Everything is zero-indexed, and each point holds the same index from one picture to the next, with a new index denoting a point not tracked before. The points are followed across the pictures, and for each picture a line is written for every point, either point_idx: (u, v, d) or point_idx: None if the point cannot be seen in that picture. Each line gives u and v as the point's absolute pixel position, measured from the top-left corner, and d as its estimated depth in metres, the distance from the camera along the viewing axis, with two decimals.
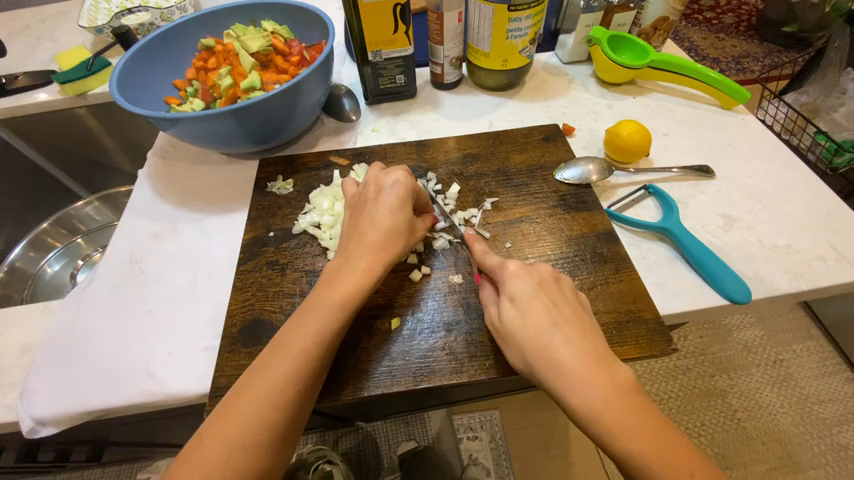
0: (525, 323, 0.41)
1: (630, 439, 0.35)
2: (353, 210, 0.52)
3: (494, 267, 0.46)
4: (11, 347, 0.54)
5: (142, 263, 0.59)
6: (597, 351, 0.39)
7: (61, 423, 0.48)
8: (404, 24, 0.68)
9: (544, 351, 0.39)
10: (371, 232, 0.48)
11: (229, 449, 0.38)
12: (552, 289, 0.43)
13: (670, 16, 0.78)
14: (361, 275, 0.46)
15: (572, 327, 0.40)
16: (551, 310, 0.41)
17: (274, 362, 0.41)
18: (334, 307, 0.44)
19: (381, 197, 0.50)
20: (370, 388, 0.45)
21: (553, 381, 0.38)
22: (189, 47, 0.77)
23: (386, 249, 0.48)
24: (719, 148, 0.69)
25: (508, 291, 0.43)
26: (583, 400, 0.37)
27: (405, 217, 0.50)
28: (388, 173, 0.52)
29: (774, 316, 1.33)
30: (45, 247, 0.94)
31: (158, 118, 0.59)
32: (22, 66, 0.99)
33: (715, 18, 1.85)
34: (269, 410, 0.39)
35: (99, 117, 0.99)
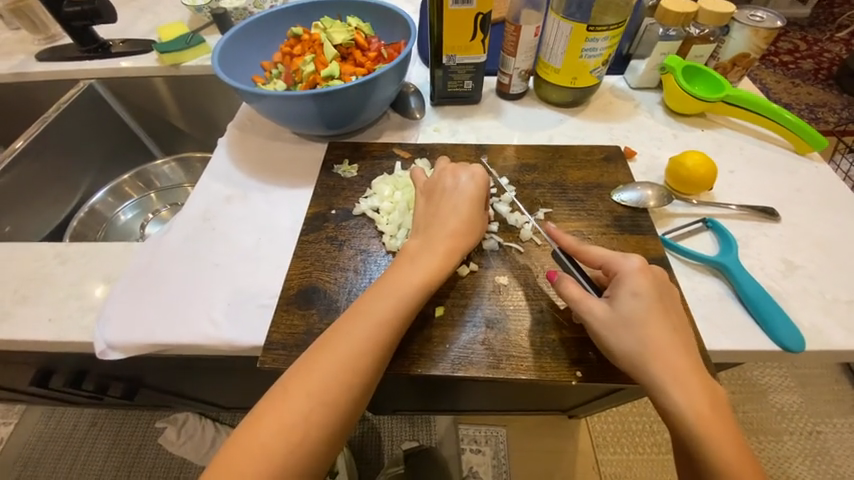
0: (645, 321, 0.43)
1: (725, 451, 0.38)
2: (428, 197, 0.57)
3: (611, 258, 0.48)
4: (95, 275, 0.61)
5: (214, 221, 0.65)
6: (699, 365, 0.42)
7: (127, 350, 0.53)
8: (482, 33, 0.71)
9: (662, 352, 0.42)
10: (447, 218, 0.53)
11: (311, 403, 0.41)
12: (668, 299, 0.46)
13: (752, 53, 0.76)
14: (431, 257, 0.50)
15: (682, 337, 0.44)
16: (669, 320, 0.44)
17: (357, 326, 0.45)
18: (402, 287, 0.48)
19: (458, 188, 0.55)
20: (435, 362, 0.48)
21: (662, 381, 0.41)
22: (279, 33, 0.83)
23: (463, 238, 0.52)
24: (787, 193, 0.67)
25: (630, 286, 0.45)
26: (690, 405, 0.40)
27: (477, 210, 0.54)
28: (465, 168, 0.57)
29: (815, 384, 1.24)
30: (122, 196, 1.04)
31: (250, 92, 0.65)
32: (128, 33, 1.11)
33: (793, 63, 1.85)
34: (345, 374, 0.43)
35: (174, 89, 1.08)
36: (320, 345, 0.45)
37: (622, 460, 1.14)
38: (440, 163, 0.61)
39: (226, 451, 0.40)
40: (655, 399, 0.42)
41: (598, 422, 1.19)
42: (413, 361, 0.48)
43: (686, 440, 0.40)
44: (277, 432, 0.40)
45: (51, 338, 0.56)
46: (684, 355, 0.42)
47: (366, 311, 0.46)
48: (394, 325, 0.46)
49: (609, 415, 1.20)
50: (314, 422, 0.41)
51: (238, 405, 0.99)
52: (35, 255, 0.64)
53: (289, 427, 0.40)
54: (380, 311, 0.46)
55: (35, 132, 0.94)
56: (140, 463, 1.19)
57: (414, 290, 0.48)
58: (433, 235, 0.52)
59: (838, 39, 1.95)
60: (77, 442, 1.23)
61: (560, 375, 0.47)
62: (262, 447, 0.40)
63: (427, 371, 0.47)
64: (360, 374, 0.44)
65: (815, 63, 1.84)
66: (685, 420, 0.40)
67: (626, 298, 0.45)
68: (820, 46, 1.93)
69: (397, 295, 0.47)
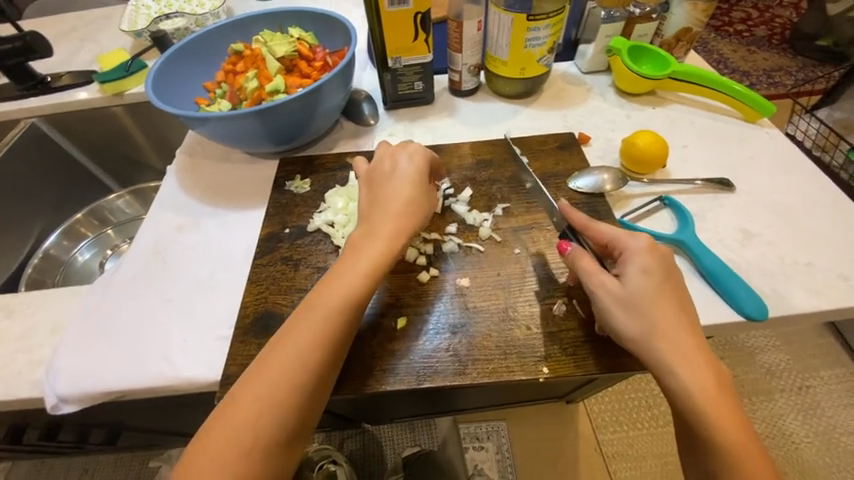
0: (654, 299, 0.43)
1: (729, 432, 0.38)
2: (370, 183, 0.55)
3: (620, 236, 0.47)
4: (42, 325, 0.58)
5: (164, 253, 0.62)
6: (706, 345, 0.42)
7: (81, 402, 0.50)
8: (424, 32, 0.70)
9: (669, 333, 0.41)
10: (388, 203, 0.51)
11: (257, 411, 0.40)
12: (676, 276, 0.45)
13: (694, 26, 0.77)
14: (372, 246, 0.48)
15: (688, 317, 0.43)
16: (676, 297, 0.43)
17: (302, 324, 0.44)
18: (344, 280, 0.46)
19: (397, 169, 0.54)
20: (399, 358, 0.48)
21: (672, 362, 0.41)
22: (219, 51, 0.80)
23: (407, 217, 0.50)
24: (741, 162, 0.67)
25: (640, 263, 0.44)
26: (698, 385, 0.40)
27: (420, 189, 0.53)
28: (404, 147, 0.57)
29: (799, 341, 1.27)
30: (77, 236, 1.00)
31: (190, 117, 0.62)
32: (67, 65, 1.06)
33: (747, 31, 1.89)
34: (290, 379, 0.41)
35: (134, 116, 1.06)
36: (267, 351, 0.43)
37: (622, 438, 1.15)
38: (380, 146, 0.59)
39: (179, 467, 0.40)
40: (663, 380, 0.41)
41: (596, 403, 1.20)
42: (377, 375, 0.47)
43: (693, 420, 0.39)
44: (223, 444, 0.39)
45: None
46: (691, 334, 0.42)
47: (311, 309, 0.45)
48: (340, 317, 0.45)
49: (605, 396, 1.22)
50: (262, 430, 0.40)
51: None
52: None
53: (234, 439, 0.40)
54: (323, 308, 0.45)
55: None
56: None
57: (357, 279, 0.46)
58: (373, 222, 0.50)
59: (787, 4, 2.00)
60: None
61: (528, 373, 0.46)
62: (212, 462, 0.39)
63: (394, 385, 0.46)
64: (307, 377, 0.42)
65: (768, 29, 1.89)
66: (694, 402, 0.39)
67: (635, 275, 0.44)
68: (771, 12, 1.97)
69: (339, 290, 0.45)
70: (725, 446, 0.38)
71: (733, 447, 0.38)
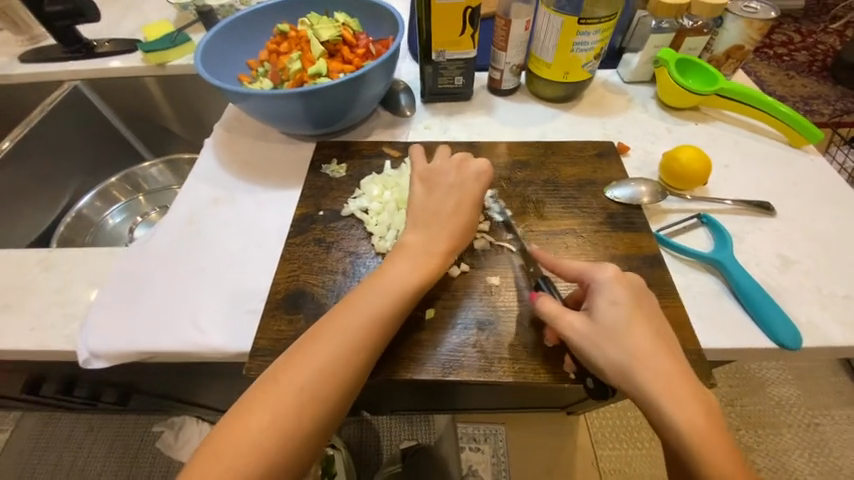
0: (627, 331, 0.41)
1: (725, 466, 0.37)
2: (424, 183, 0.56)
3: (586, 270, 0.46)
4: (78, 281, 0.60)
5: (200, 224, 0.63)
6: (689, 374, 0.41)
7: (111, 359, 0.52)
8: (472, 27, 0.69)
9: (649, 366, 0.40)
10: (444, 216, 0.53)
11: (294, 400, 0.41)
12: (645, 302, 0.44)
13: (747, 44, 0.76)
14: (425, 256, 0.50)
15: (666, 346, 0.42)
16: (651, 326, 0.42)
17: (345, 323, 0.45)
18: (392, 283, 0.47)
19: (461, 185, 0.55)
20: (430, 363, 0.47)
21: (657, 398, 0.39)
22: (265, 30, 0.81)
23: (460, 236, 0.52)
24: (783, 187, 0.66)
25: (607, 295, 0.43)
26: (685, 418, 0.38)
27: (475, 204, 0.54)
28: (472, 162, 0.57)
29: (812, 376, 1.24)
30: (111, 199, 1.03)
31: (234, 92, 0.63)
32: (112, 32, 1.08)
33: (787, 55, 1.84)
34: (331, 373, 0.43)
35: (163, 89, 1.06)
36: (306, 342, 0.44)
37: (620, 456, 1.14)
38: (439, 149, 0.61)
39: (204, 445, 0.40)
40: (649, 414, 0.39)
41: (597, 418, 1.19)
42: (402, 364, 0.47)
43: (686, 456, 0.37)
44: (257, 429, 0.40)
45: (33, 347, 0.54)
46: (672, 363, 0.40)
47: (356, 306, 0.46)
48: (387, 322, 0.46)
49: (608, 411, 1.21)
50: (296, 418, 0.41)
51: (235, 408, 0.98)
52: (18, 262, 0.63)
53: (275, 427, 0.40)
54: (368, 309, 0.46)
55: (22, 133, 0.93)
56: (138, 469, 1.18)
57: (410, 289, 0.48)
58: (429, 231, 0.52)
59: (832, 30, 1.94)
60: (74, 446, 1.21)
61: (555, 377, 0.46)
62: (242, 445, 0.39)
63: (418, 375, 0.46)
64: (349, 374, 0.43)
65: (809, 55, 1.83)
66: (684, 439, 0.37)
67: (606, 307, 0.43)
68: (814, 38, 1.91)
69: (389, 293, 0.47)
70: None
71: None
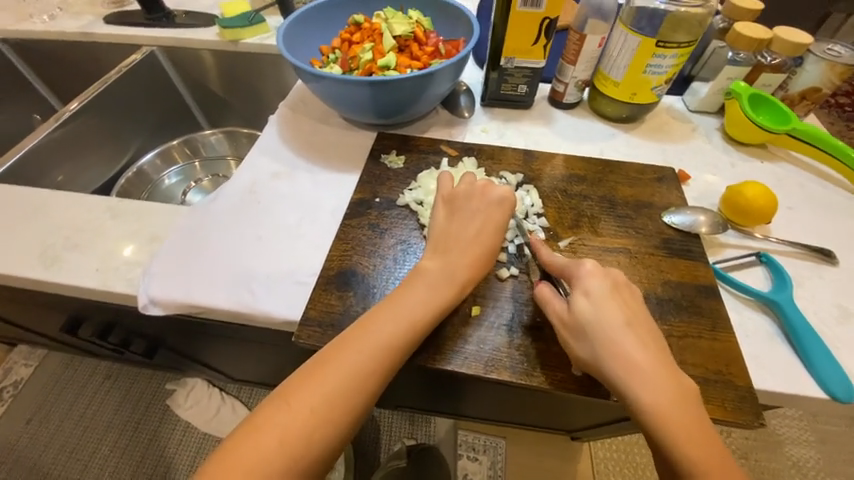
0: (598, 318, 0.44)
1: (687, 443, 0.38)
2: (448, 208, 0.56)
3: (567, 265, 0.49)
4: (144, 231, 0.63)
5: (260, 194, 0.66)
6: (658, 355, 0.42)
7: (168, 308, 0.55)
8: (546, 38, 0.70)
9: (616, 348, 0.42)
10: (472, 241, 0.52)
11: (313, 417, 0.40)
12: (624, 292, 0.46)
13: (825, 88, 0.73)
14: (455, 274, 0.49)
15: (638, 331, 0.43)
16: (624, 311, 0.44)
17: (380, 322, 0.45)
18: (418, 297, 0.47)
19: (488, 209, 0.54)
20: (454, 364, 0.47)
21: (620, 379, 0.41)
22: (339, 19, 0.84)
23: (483, 264, 0.51)
24: (848, 237, 0.63)
25: (583, 285, 0.46)
26: (650, 402, 0.39)
27: (499, 233, 0.53)
28: (495, 188, 0.56)
29: (837, 442, 1.17)
30: (170, 161, 1.09)
31: (310, 72, 0.66)
32: (192, 5, 1.14)
33: (851, 106, 1.76)
34: (352, 389, 0.42)
35: (228, 62, 1.11)
36: (325, 356, 0.43)
37: None
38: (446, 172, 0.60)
39: (212, 462, 0.38)
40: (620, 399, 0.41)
41: (601, 449, 1.16)
42: (442, 355, 0.48)
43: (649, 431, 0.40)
44: (274, 445, 0.38)
45: (97, 286, 0.58)
46: (641, 350, 0.42)
47: (388, 310, 0.47)
48: (420, 317, 0.46)
49: (613, 443, 1.18)
50: (315, 435, 0.40)
51: (252, 378, 1.00)
52: (90, 207, 0.67)
53: (294, 436, 0.39)
54: (408, 308, 0.46)
55: (95, 91, 0.99)
56: (149, 422, 1.23)
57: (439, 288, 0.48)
58: (464, 249, 0.51)
59: None
60: (92, 392, 1.27)
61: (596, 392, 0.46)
62: (262, 448, 0.38)
63: (459, 367, 0.47)
64: (368, 389, 0.43)
65: None
66: (645, 416, 0.39)
67: (579, 297, 0.45)
68: None
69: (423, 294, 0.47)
70: (691, 465, 0.38)
71: (697, 465, 0.37)
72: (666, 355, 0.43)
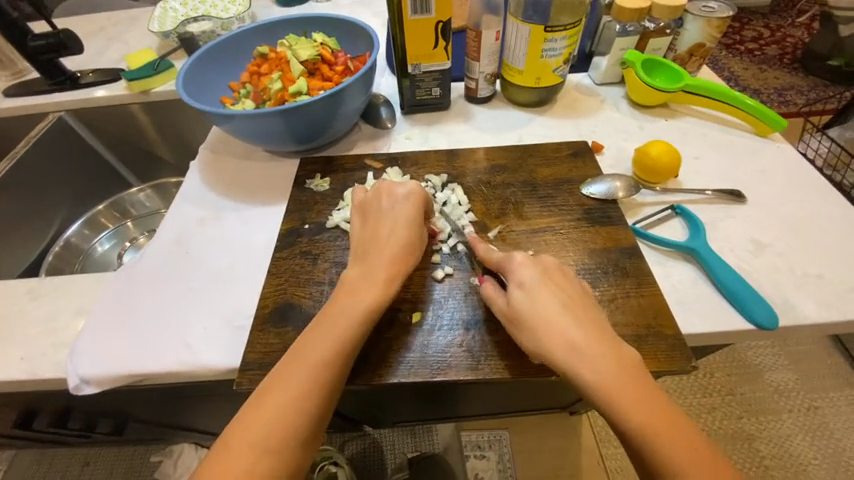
0: (535, 306, 0.44)
1: (635, 412, 0.38)
2: (362, 216, 0.56)
3: (502, 260, 0.50)
4: (68, 308, 0.60)
5: (187, 245, 0.64)
6: (597, 331, 0.43)
7: (102, 384, 0.52)
8: (444, 40, 0.72)
9: (555, 332, 0.42)
10: (386, 239, 0.53)
11: (256, 452, 0.40)
12: (558, 277, 0.47)
13: (707, 42, 0.79)
14: (376, 276, 0.50)
15: (574, 311, 0.44)
16: (559, 295, 0.45)
17: (312, 344, 0.45)
18: (345, 310, 0.47)
19: (396, 207, 0.55)
20: (398, 376, 0.48)
21: (564, 362, 0.41)
22: (245, 54, 0.83)
23: (403, 258, 0.52)
24: (752, 175, 0.68)
25: (517, 278, 0.47)
26: (593, 377, 0.40)
27: (415, 226, 0.54)
28: (400, 185, 0.57)
29: (807, 360, 1.25)
30: (99, 227, 1.03)
31: (217, 113, 0.65)
32: (95, 63, 1.10)
33: (758, 50, 1.88)
34: (290, 416, 0.41)
35: (143, 115, 1.07)
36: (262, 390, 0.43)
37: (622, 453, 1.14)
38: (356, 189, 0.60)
39: None
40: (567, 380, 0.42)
41: (599, 417, 1.19)
42: (388, 368, 0.48)
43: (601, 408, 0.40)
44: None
45: (21, 377, 0.54)
46: (579, 328, 0.43)
47: (319, 332, 0.46)
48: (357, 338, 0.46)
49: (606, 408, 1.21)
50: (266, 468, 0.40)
51: None
52: (5, 294, 0.63)
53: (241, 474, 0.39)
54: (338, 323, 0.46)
55: (4, 169, 0.93)
56: None
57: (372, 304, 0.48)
58: (385, 253, 0.52)
59: (800, 24, 1.98)
60: None
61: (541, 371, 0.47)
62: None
63: (406, 378, 0.47)
64: (309, 412, 0.42)
65: (779, 48, 1.87)
66: (594, 393, 0.40)
67: (515, 290, 0.46)
68: (782, 32, 1.96)
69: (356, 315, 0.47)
70: (645, 434, 0.38)
71: (646, 429, 0.38)
72: (604, 329, 0.44)
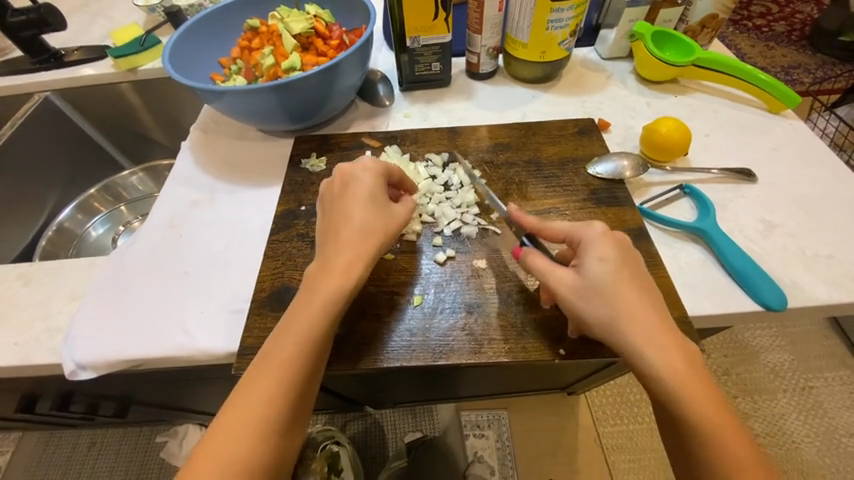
0: (615, 284, 0.42)
1: (701, 403, 0.39)
2: (322, 206, 0.52)
3: (575, 229, 0.47)
4: (61, 292, 0.59)
5: (181, 228, 0.62)
6: (669, 321, 0.42)
7: (98, 369, 0.51)
8: (445, 11, 0.68)
9: (634, 314, 0.41)
10: (344, 228, 0.48)
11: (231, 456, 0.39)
12: (632, 259, 0.45)
13: (720, 13, 0.75)
14: (337, 262, 0.46)
15: (650, 296, 0.43)
16: (636, 278, 0.43)
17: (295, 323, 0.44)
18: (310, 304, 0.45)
19: (349, 190, 0.50)
20: (394, 360, 0.47)
21: (642, 347, 0.40)
22: (235, 27, 0.79)
23: (369, 239, 0.48)
24: (763, 153, 0.66)
25: (598, 251, 0.44)
26: (666, 365, 0.39)
27: (375, 205, 0.50)
28: (352, 165, 0.52)
29: (804, 341, 1.25)
30: (92, 211, 1.01)
31: (206, 90, 0.62)
32: (79, 40, 1.05)
33: (766, 26, 1.81)
34: (262, 416, 0.40)
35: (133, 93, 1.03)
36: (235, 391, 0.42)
37: (622, 431, 1.10)
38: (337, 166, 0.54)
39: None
40: (633, 364, 0.41)
41: (597, 396, 1.15)
42: (388, 352, 0.47)
43: (666, 395, 0.39)
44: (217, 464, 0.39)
45: (15, 363, 0.53)
46: (654, 314, 0.42)
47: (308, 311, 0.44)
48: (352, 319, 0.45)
49: (608, 388, 1.16)
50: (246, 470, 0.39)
51: None
52: None
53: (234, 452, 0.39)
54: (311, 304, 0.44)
55: None
56: None
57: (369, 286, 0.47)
58: (343, 241, 0.47)
59: None
60: (77, 464, 1.20)
61: (543, 354, 0.46)
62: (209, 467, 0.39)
63: (409, 361, 0.46)
64: (286, 396, 0.41)
65: (788, 25, 1.80)
66: (664, 381, 0.39)
67: (593, 263, 0.43)
68: (792, 7, 1.88)
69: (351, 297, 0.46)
70: (701, 424, 0.38)
71: (706, 421, 0.38)
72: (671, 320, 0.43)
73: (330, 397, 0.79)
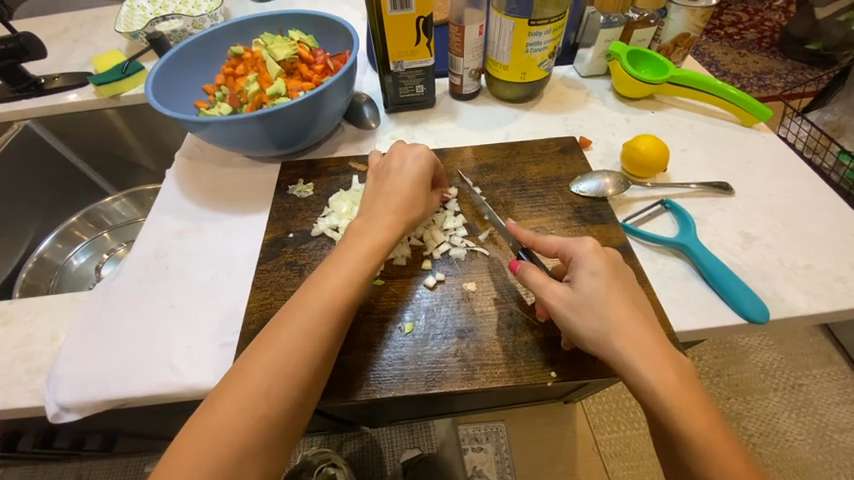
0: (605, 299, 0.43)
1: (694, 418, 0.39)
2: (376, 176, 0.58)
3: (565, 244, 0.48)
4: (44, 331, 0.57)
5: (166, 259, 0.62)
6: (661, 336, 0.43)
7: (83, 411, 0.50)
8: (427, 36, 0.70)
9: (623, 327, 0.42)
10: (390, 196, 0.54)
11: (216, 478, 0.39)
12: (619, 271, 0.46)
13: (692, 32, 0.78)
14: (379, 226, 0.52)
15: (640, 311, 0.44)
16: (626, 293, 0.44)
17: (309, 304, 0.46)
18: (300, 321, 0.45)
19: (400, 168, 0.57)
20: (385, 391, 0.46)
21: (632, 360, 0.41)
22: (219, 54, 0.79)
23: (404, 212, 0.54)
24: (738, 166, 0.68)
25: (588, 265, 0.45)
26: (658, 379, 0.40)
27: (423, 187, 0.56)
28: (409, 147, 0.59)
29: (791, 340, 1.28)
30: (73, 240, 0.99)
31: (190, 121, 0.62)
32: (60, 67, 1.04)
33: (737, 34, 1.89)
34: (255, 409, 0.41)
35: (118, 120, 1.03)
36: (199, 414, 0.41)
37: (619, 438, 1.12)
38: (393, 144, 0.61)
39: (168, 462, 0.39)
40: (626, 378, 0.42)
41: (593, 404, 1.17)
42: (375, 385, 0.47)
43: (657, 409, 0.40)
44: (209, 448, 0.39)
45: None
46: (645, 328, 0.42)
47: (316, 291, 0.47)
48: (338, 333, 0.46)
49: (603, 395, 1.18)
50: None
51: None
52: None
53: (225, 439, 0.40)
54: (328, 287, 0.47)
55: None
56: None
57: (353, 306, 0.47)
58: (381, 212, 0.53)
59: (777, 7, 1.97)
60: None
61: (535, 378, 0.47)
62: (203, 444, 0.39)
63: (410, 392, 0.46)
64: (290, 389, 0.42)
65: (758, 33, 1.88)
66: (657, 395, 0.40)
67: (585, 278, 0.44)
68: (761, 16, 1.96)
69: (339, 317, 0.46)
70: (692, 437, 0.38)
71: (700, 434, 0.38)
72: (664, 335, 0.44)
73: (324, 420, 0.78)
